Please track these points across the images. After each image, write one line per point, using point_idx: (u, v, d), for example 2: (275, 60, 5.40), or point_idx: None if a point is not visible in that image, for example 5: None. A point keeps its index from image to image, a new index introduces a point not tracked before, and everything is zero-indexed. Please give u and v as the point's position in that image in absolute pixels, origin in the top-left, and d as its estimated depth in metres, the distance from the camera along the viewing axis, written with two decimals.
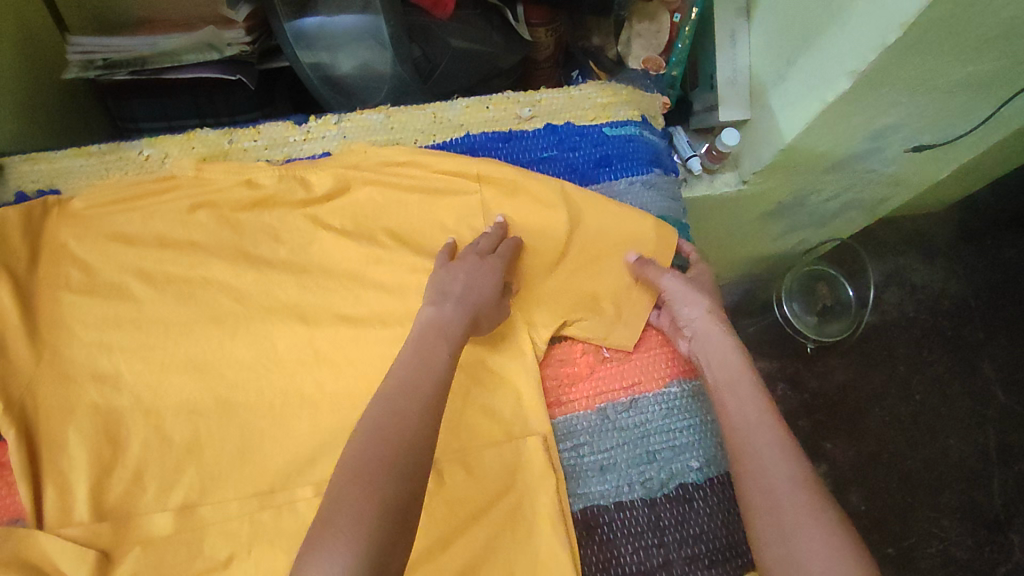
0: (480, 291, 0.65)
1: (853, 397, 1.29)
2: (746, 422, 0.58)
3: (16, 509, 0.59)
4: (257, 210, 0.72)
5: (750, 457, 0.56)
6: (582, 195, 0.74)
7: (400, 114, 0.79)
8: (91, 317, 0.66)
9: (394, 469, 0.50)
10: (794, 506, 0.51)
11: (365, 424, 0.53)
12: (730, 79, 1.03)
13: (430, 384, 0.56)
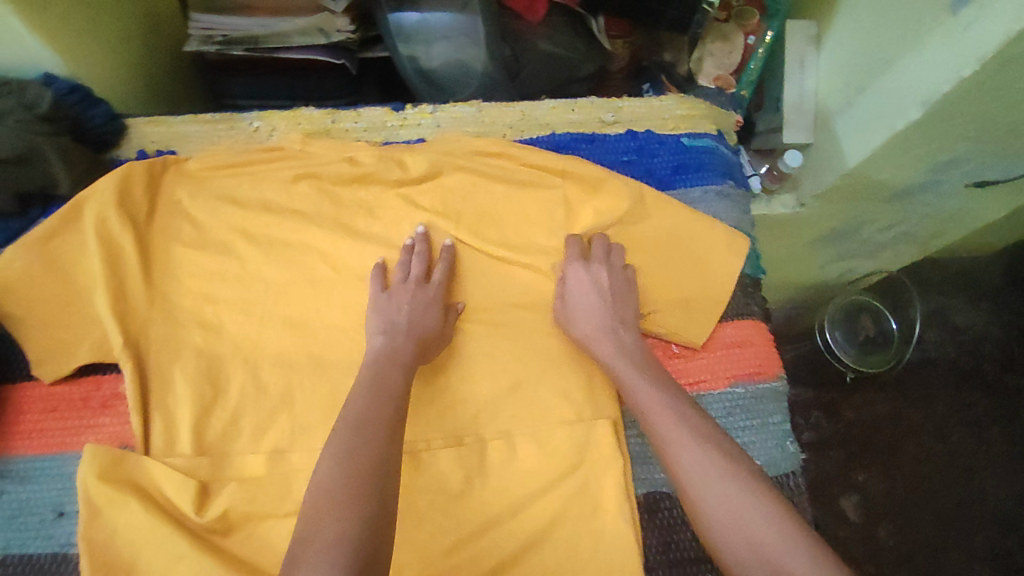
0: (425, 323, 0.68)
1: (885, 433, 1.29)
2: (663, 418, 0.59)
3: (125, 436, 0.65)
4: (356, 185, 0.76)
5: (671, 453, 0.57)
6: (658, 199, 0.78)
7: (492, 110, 0.83)
8: (200, 270, 0.72)
9: (369, 486, 0.51)
10: (725, 493, 0.53)
11: (328, 452, 0.54)
12: (796, 104, 1.06)
13: (386, 406, 0.58)
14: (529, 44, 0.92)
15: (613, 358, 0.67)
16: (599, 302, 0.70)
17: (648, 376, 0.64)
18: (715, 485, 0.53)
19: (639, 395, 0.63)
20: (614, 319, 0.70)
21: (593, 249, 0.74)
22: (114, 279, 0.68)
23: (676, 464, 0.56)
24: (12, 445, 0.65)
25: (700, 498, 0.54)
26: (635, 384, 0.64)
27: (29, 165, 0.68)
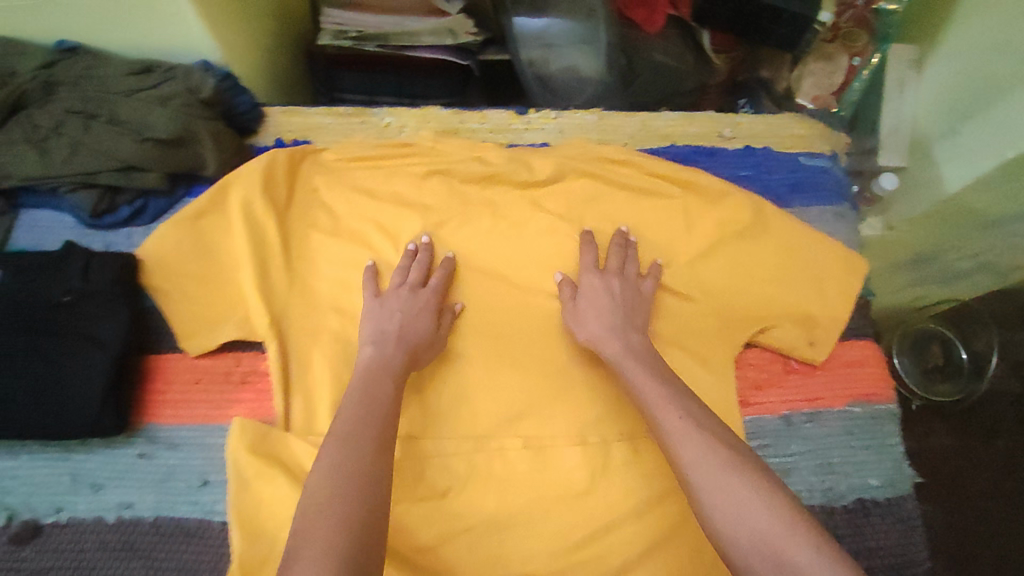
0: (413, 326, 0.67)
1: (1008, 490, 1.05)
2: (667, 412, 0.56)
3: (267, 413, 0.68)
4: (484, 184, 0.78)
5: (673, 446, 0.54)
6: (777, 215, 0.78)
7: (611, 119, 0.84)
8: (335, 257, 0.74)
9: (356, 489, 0.49)
10: (728, 484, 0.49)
11: (321, 454, 0.52)
12: (892, 128, 1.02)
13: (375, 411, 0.56)
14: (644, 54, 0.92)
15: (620, 357, 0.65)
16: (613, 308, 0.69)
17: (653, 374, 0.61)
18: (716, 476, 0.50)
19: (642, 391, 0.60)
20: (629, 323, 0.68)
21: (607, 263, 0.73)
22: (257, 261, 0.71)
23: (677, 458, 0.53)
24: (158, 415, 0.68)
25: (704, 490, 0.49)
26: (638, 382, 0.61)
27: (182, 145, 0.71)
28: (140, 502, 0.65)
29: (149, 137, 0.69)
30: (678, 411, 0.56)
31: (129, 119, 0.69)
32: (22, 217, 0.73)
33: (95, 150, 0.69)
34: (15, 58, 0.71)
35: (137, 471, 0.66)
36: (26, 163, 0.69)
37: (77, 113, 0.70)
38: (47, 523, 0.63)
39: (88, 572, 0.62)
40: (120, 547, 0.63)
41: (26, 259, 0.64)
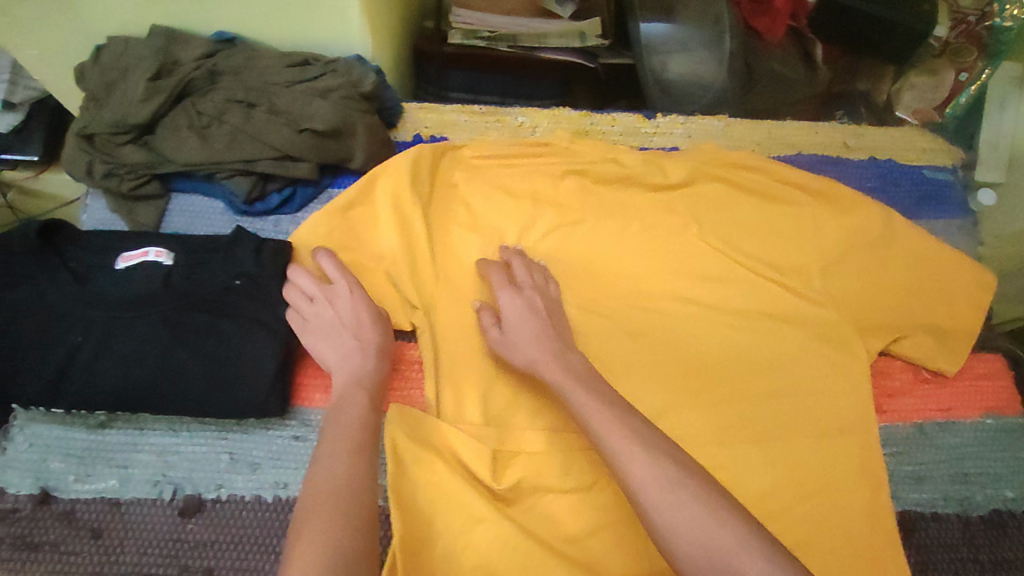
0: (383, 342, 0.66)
1: None
2: (612, 429, 0.54)
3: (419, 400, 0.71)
4: (619, 186, 0.80)
5: (622, 468, 0.51)
6: (907, 227, 0.79)
7: (738, 127, 0.86)
8: (476, 252, 0.76)
9: (347, 508, 0.49)
10: (690, 508, 0.47)
11: (315, 475, 0.52)
12: (992, 141, 0.96)
13: (365, 433, 0.57)
14: (762, 63, 0.95)
15: (561, 378, 0.61)
16: (540, 322, 0.67)
17: (592, 392, 0.58)
18: (673, 496, 0.48)
19: (585, 411, 0.56)
20: (548, 334, 0.66)
21: (516, 272, 0.72)
22: (406, 253, 0.73)
23: (627, 477, 0.50)
24: (309, 398, 0.70)
25: (663, 508, 0.48)
26: (582, 403, 0.57)
27: (336, 137, 0.73)
28: (296, 483, 0.67)
29: (307, 128, 0.70)
30: (627, 424, 0.54)
31: (289, 108, 0.71)
32: (176, 201, 0.75)
33: (255, 138, 0.70)
34: (180, 46, 0.72)
35: (293, 452, 0.68)
36: (188, 148, 0.70)
37: (238, 102, 0.71)
38: (209, 499, 0.66)
39: (253, 546, 0.64)
40: (279, 525, 0.65)
41: (197, 242, 0.66)
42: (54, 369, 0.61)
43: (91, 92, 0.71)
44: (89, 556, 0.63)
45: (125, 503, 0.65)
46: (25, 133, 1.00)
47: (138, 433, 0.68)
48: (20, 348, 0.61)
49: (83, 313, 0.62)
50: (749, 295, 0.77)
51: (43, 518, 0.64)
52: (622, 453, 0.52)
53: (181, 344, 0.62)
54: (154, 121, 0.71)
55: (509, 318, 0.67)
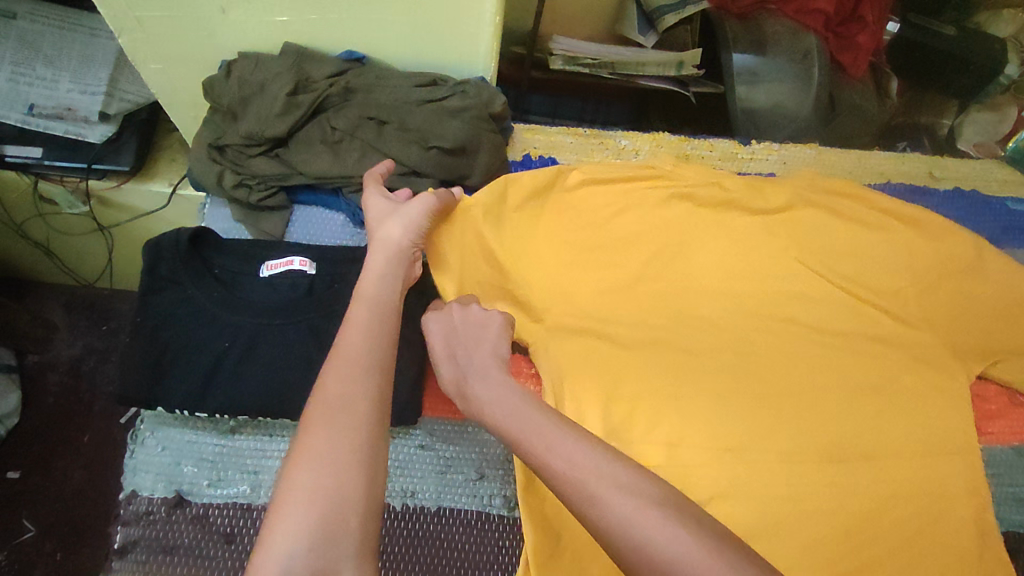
0: (394, 233, 0.63)
1: None
2: (577, 461, 0.48)
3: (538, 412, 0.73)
4: (721, 209, 0.83)
5: (611, 515, 0.45)
6: (994, 257, 0.83)
7: (830, 154, 0.90)
8: (586, 270, 0.79)
9: (349, 427, 0.47)
10: (677, 541, 0.43)
11: (322, 382, 0.49)
12: None
13: (377, 338, 0.53)
14: (845, 94, 0.98)
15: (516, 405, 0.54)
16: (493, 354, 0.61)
17: (540, 411, 0.53)
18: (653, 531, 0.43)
19: (548, 444, 0.50)
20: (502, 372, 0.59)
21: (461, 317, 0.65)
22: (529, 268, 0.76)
23: (602, 516, 0.45)
24: (432, 408, 0.71)
25: (648, 545, 0.43)
26: (565, 444, 0.49)
27: (461, 155, 0.76)
28: (421, 492, 0.67)
29: (435, 146, 0.74)
30: (599, 455, 0.48)
31: (419, 127, 0.74)
32: (298, 212, 0.78)
33: (385, 154, 0.74)
34: (311, 62, 0.75)
35: (418, 461, 0.68)
36: (321, 162, 0.74)
37: (370, 119, 0.75)
38: None
39: (390, 554, 0.64)
40: (408, 534, 0.65)
41: (335, 252, 0.68)
42: (202, 371, 0.62)
43: (227, 106, 0.74)
44: (223, 561, 0.62)
45: (257, 508, 0.64)
46: (117, 144, 1.00)
47: (267, 439, 0.67)
48: (169, 349, 0.62)
49: (229, 319, 0.63)
50: (851, 318, 0.79)
51: (177, 522, 0.63)
52: (611, 498, 0.45)
53: (325, 351, 0.63)
54: (288, 135, 0.74)
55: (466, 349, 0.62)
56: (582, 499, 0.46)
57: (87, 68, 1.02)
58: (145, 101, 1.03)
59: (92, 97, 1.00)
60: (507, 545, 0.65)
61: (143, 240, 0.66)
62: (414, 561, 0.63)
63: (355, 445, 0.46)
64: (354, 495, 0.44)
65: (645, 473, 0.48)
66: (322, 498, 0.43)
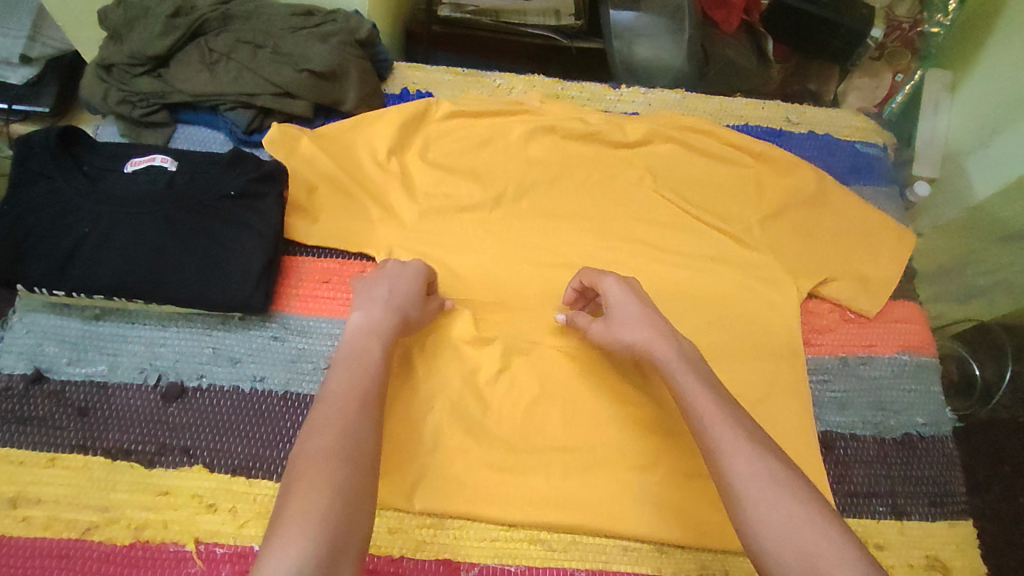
0: (407, 307, 0.67)
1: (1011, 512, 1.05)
2: (718, 421, 0.56)
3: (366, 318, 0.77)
4: (584, 141, 0.88)
5: (728, 469, 0.54)
6: (837, 189, 0.89)
7: (693, 99, 0.97)
8: (451, 187, 0.83)
9: (349, 458, 0.52)
10: (778, 502, 0.51)
11: (323, 413, 0.54)
12: (929, 140, 1.13)
13: (371, 384, 0.58)
14: (718, 49, 1.05)
15: (674, 361, 0.62)
16: (643, 307, 0.68)
17: (701, 379, 0.61)
18: (759, 487, 0.52)
19: (694, 402, 0.59)
20: (657, 322, 0.66)
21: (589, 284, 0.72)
22: (396, 184, 0.82)
23: (724, 469, 0.54)
24: (290, 304, 0.76)
25: (750, 502, 0.52)
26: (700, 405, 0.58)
27: (332, 79, 0.82)
28: (271, 377, 0.72)
29: (306, 69, 0.80)
30: (725, 419, 0.57)
31: (291, 51, 0.81)
32: (180, 130, 0.83)
33: (258, 74, 0.80)
34: None
35: (271, 349, 0.73)
36: (198, 81, 0.80)
37: (246, 44, 0.81)
38: (191, 387, 0.71)
39: (229, 430, 0.69)
40: (253, 413, 0.70)
41: (199, 154, 0.74)
42: (62, 253, 0.67)
43: (114, 29, 0.80)
44: (73, 430, 0.67)
45: (112, 386, 0.70)
46: (37, 86, 1.02)
47: (129, 327, 0.73)
48: (32, 234, 0.67)
49: (93, 208, 0.69)
50: (696, 242, 0.85)
51: (34, 396, 0.68)
52: (734, 451, 0.54)
53: (181, 240, 0.69)
54: (169, 55, 0.80)
55: (610, 304, 0.69)
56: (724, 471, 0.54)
57: (10, 13, 1.03)
58: (67, 48, 1.05)
59: (14, 40, 1.02)
60: None
61: (16, 138, 0.71)
62: (256, 437, 0.68)
63: (353, 472, 0.51)
64: (348, 514, 0.48)
65: (774, 451, 0.55)
66: (326, 513, 0.47)
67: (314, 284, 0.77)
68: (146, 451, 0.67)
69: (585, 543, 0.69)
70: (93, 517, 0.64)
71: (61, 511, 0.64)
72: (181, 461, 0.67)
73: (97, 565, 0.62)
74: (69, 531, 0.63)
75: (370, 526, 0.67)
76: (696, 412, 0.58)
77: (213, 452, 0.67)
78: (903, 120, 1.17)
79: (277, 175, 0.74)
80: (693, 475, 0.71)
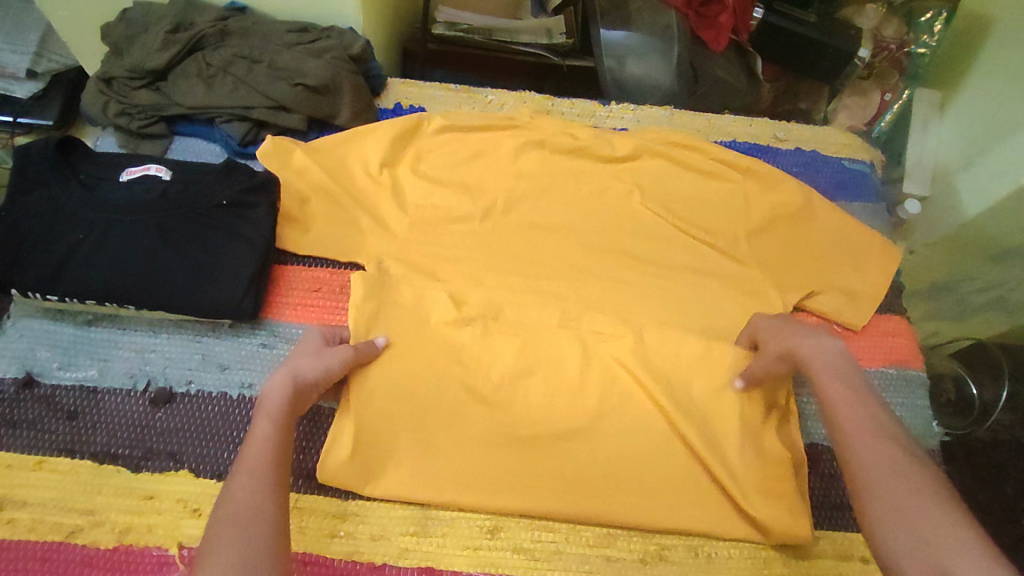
0: (303, 366, 0.66)
1: None
2: (850, 415, 0.59)
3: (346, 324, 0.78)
4: (573, 155, 0.90)
5: (852, 459, 0.56)
6: (825, 203, 0.89)
7: (682, 116, 0.98)
8: (441, 198, 0.85)
9: (253, 529, 0.52)
10: (901, 493, 0.52)
11: (228, 494, 0.54)
12: (918, 160, 1.15)
13: (274, 453, 0.58)
14: (707, 68, 1.07)
15: (821, 361, 0.65)
16: (799, 329, 0.71)
17: (850, 376, 0.63)
18: (891, 484, 0.52)
19: (830, 395, 0.62)
20: (810, 334, 0.69)
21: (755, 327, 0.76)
22: (387, 195, 0.83)
23: (850, 460, 0.56)
24: (279, 312, 0.77)
25: (871, 493, 0.53)
26: (837, 398, 0.61)
27: (326, 93, 0.84)
28: (259, 384, 0.72)
29: (301, 83, 0.82)
30: (857, 411, 0.59)
31: (287, 65, 0.82)
32: (178, 142, 0.85)
33: (254, 88, 0.82)
34: (196, 10, 0.84)
35: (259, 356, 0.74)
36: (195, 94, 0.82)
37: (243, 58, 0.83)
38: (179, 393, 0.71)
39: (215, 435, 0.69)
40: (241, 418, 0.70)
41: (192, 165, 0.76)
42: (56, 259, 0.69)
43: (114, 44, 0.82)
44: (61, 434, 0.68)
45: (101, 391, 0.71)
46: (43, 100, 1.03)
47: (121, 333, 0.74)
48: (28, 240, 0.69)
49: (87, 215, 0.70)
50: (684, 254, 0.86)
51: (24, 399, 0.69)
52: (858, 444, 0.57)
53: (173, 247, 0.71)
54: (168, 69, 0.82)
55: (767, 335, 0.73)
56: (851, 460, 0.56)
57: (19, 30, 1.05)
58: (73, 64, 1.07)
59: (21, 55, 1.04)
60: (319, 426, 0.73)
61: (15, 147, 0.73)
62: (241, 442, 0.69)
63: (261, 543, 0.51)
64: None
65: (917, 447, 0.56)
66: None
67: (307, 290, 0.79)
68: (133, 455, 0.68)
69: (567, 552, 0.69)
70: (78, 521, 0.64)
71: (46, 514, 0.64)
72: (168, 466, 0.67)
73: (80, 568, 0.62)
74: (53, 534, 0.63)
75: (354, 532, 0.68)
76: (832, 403, 0.61)
77: (200, 458, 0.68)
78: (892, 140, 1.21)
79: (268, 185, 0.76)
80: (678, 485, 0.71)
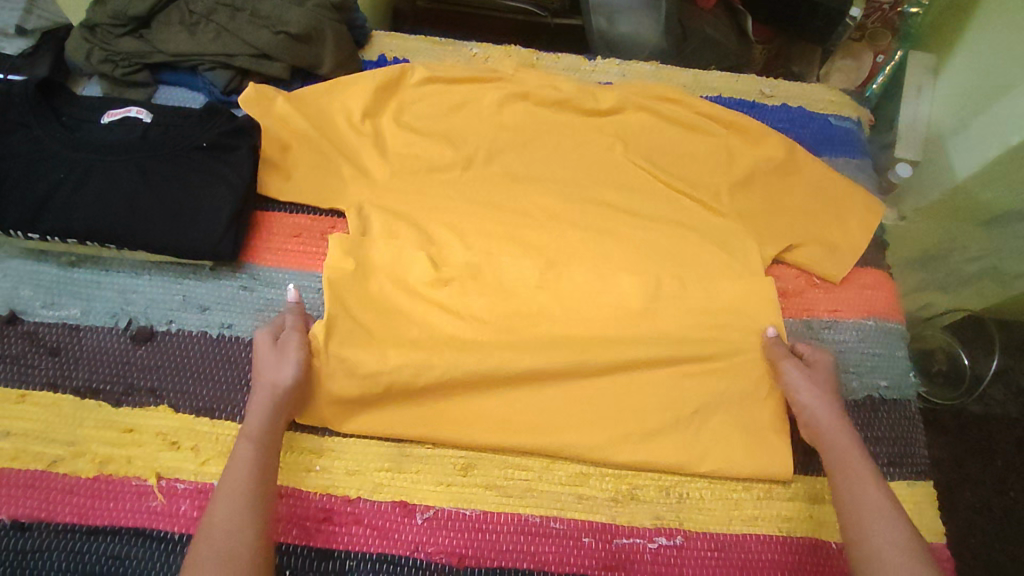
0: (277, 376, 0.66)
1: (984, 488, 1.06)
2: (869, 492, 0.61)
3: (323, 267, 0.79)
4: (557, 108, 0.90)
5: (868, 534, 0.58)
6: (809, 155, 0.89)
7: (666, 71, 0.98)
8: (423, 147, 0.85)
9: (231, 557, 0.54)
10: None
11: (208, 520, 0.56)
12: (910, 123, 1.11)
13: (257, 473, 0.60)
14: (697, 25, 1.07)
15: (845, 433, 0.66)
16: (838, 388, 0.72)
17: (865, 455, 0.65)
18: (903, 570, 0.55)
19: (850, 467, 0.63)
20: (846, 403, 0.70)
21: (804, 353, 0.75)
22: (368, 143, 0.84)
23: (867, 534, 0.58)
24: (260, 256, 0.78)
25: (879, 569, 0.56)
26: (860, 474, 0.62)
27: (307, 42, 0.85)
28: (238, 324, 0.74)
29: (282, 31, 0.83)
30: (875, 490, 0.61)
31: (268, 13, 0.83)
32: (162, 90, 0.86)
33: (235, 36, 0.83)
34: None
35: (239, 298, 0.75)
36: (178, 41, 0.83)
37: (224, 6, 0.83)
38: (160, 331, 0.72)
39: (195, 373, 0.70)
40: (221, 357, 0.71)
41: (174, 110, 0.77)
42: (38, 197, 0.70)
43: None
44: (45, 368, 0.69)
45: (84, 329, 0.72)
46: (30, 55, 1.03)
47: (103, 273, 0.75)
48: (10, 178, 0.70)
49: (68, 155, 0.71)
50: (666, 206, 0.85)
51: (9, 335, 0.71)
52: (875, 522, 0.59)
53: (152, 187, 0.71)
54: (151, 16, 0.83)
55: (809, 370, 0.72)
56: (863, 534, 0.59)
57: None
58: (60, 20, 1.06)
59: None
60: None
61: None
62: (221, 379, 0.70)
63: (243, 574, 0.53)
64: None
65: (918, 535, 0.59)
66: None
67: (288, 237, 0.80)
68: (114, 391, 0.69)
69: (541, 491, 0.70)
70: (60, 450, 0.66)
71: (30, 443, 0.66)
72: (147, 401, 0.69)
73: (63, 494, 0.64)
74: (36, 463, 0.65)
75: (329, 467, 0.69)
76: (853, 477, 0.63)
77: (178, 394, 0.69)
78: (885, 103, 1.19)
79: (249, 130, 0.77)
80: (650, 428, 0.72)
